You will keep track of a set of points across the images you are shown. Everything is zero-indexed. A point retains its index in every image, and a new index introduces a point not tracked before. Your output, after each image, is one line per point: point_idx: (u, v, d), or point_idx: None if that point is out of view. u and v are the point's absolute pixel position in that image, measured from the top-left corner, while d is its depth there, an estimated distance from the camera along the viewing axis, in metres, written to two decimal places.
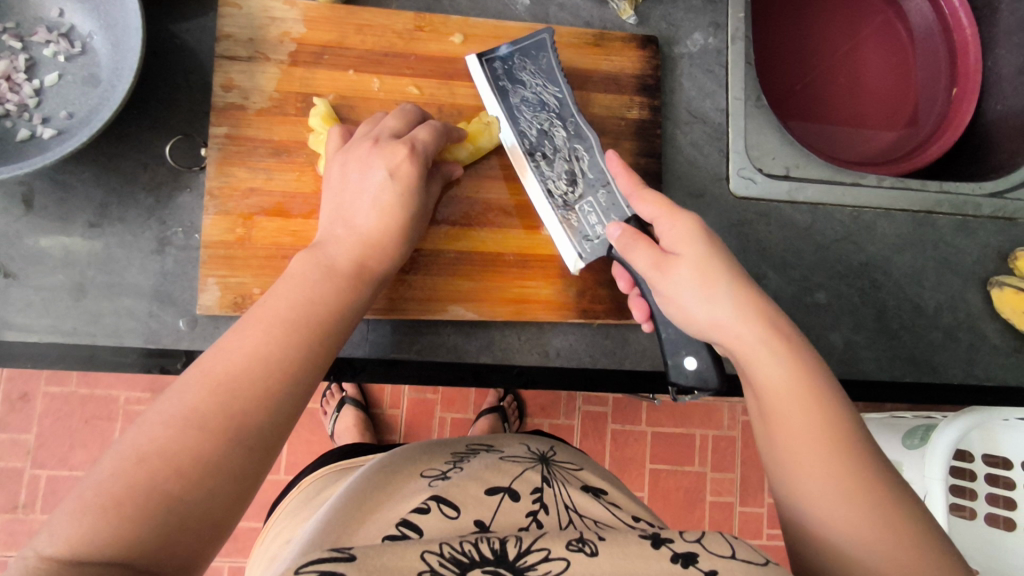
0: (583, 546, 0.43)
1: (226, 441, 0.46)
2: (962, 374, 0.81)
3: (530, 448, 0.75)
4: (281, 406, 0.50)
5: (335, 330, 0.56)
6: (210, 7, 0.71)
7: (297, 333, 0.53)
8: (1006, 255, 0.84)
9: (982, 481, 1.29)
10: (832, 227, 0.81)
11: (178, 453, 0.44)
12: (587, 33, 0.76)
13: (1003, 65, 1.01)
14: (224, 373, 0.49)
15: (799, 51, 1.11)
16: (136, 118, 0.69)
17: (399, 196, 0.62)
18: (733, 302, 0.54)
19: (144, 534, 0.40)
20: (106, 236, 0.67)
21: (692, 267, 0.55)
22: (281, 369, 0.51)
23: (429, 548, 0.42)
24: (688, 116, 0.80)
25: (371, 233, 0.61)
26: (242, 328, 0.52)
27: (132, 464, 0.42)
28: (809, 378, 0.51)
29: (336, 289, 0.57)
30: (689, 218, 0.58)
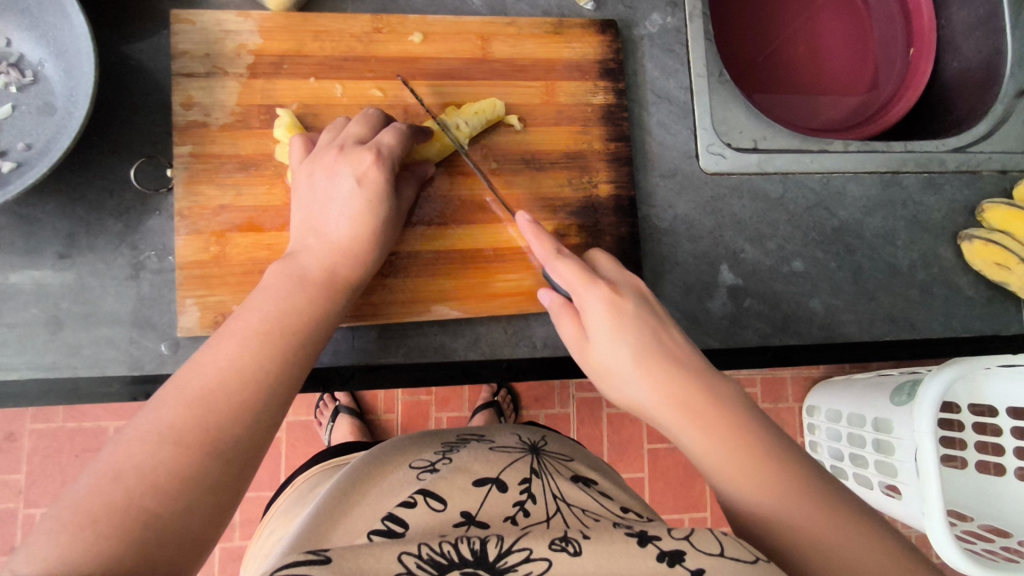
0: (566, 545, 0.42)
1: (204, 454, 0.45)
2: (941, 328, 0.83)
3: (522, 438, 0.75)
4: (258, 417, 0.50)
5: (310, 339, 0.56)
6: (162, 24, 0.70)
7: (270, 345, 0.53)
8: (973, 209, 0.86)
9: (970, 431, 1.33)
10: (802, 195, 0.82)
11: (155, 469, 0.43)
12: (545, 22, 0.76)
13: (956, 21, 1.03)
14: (200, 389, 0.48)
15: (760, 23, 1.11)
16: (96, 144, 0.68)
17: (369, 203, 0.61)
18: (647, 377, 0.55)
19: (122, 547, 0.39)
20: (77, 266, 0.66)
21: (611, 353, 0.57)
22: (257, 379, 0.51)
23: (407, 550, 0.41)
24: (654, 97, 0.80)
25: (345, 241, 0.61)
26: (218, 340, 0.52)
27: (109, 482, 0.41)
28: (738, 436, 0.51)
29: (309, 298, 0.57)
30: (599, 294, 0.59)
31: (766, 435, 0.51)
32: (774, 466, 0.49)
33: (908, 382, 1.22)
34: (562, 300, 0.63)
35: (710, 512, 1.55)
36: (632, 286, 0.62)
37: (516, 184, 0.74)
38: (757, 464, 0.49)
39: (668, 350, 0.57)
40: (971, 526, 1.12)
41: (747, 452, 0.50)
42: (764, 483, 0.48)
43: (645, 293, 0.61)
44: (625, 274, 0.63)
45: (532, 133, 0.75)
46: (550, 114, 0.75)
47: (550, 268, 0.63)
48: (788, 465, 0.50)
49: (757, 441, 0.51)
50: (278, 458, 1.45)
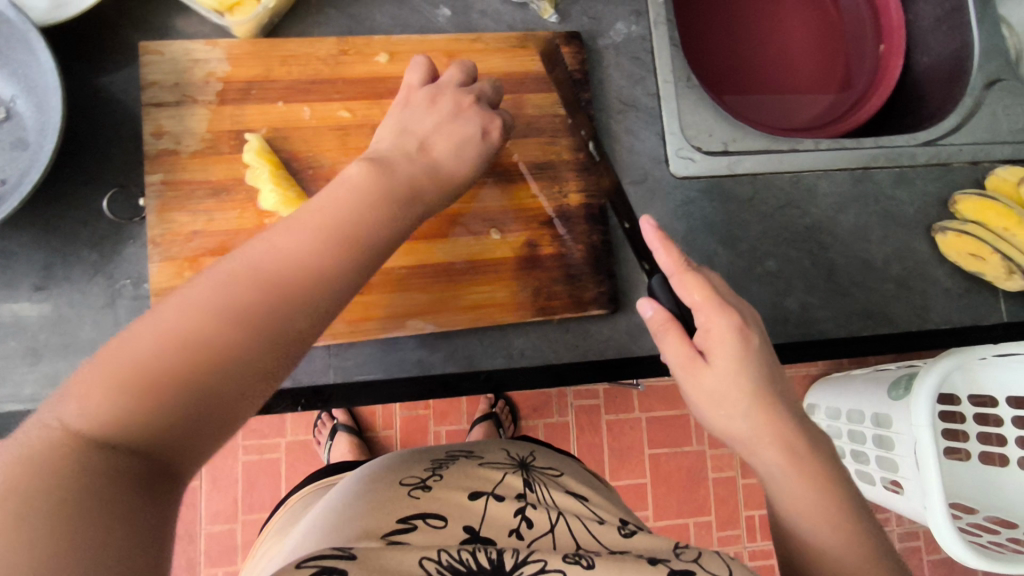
0: (580, 559, 0.48)
1: (254, 332, 0.42)
2: (918, 321, 0.84)
3: (510, 453, 0.77)
4: (312, 304, 0.45)
5: (374, 245, 0.51)
6: (131, 56, 0.71)
7: (336, 240, 0.48)
8: (946, 201, 0.87)
9: (970, 422, 1.33)
10: (773, 196, 0.83)
11: (198, 335, 0.40)
12: (510, 36, 0.77)
13: (923, 17, 1.05)
14: (262, 268, 0.44)
15: (731, 27, 1.13)
16: (69, 176, 0.68)
17: (465, 130, 0.65)
18: (758, 414, 0.57)
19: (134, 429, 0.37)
20: (54, 298, 0.67)
21: (730, 381, 0.57)
22: (319, 272, 0.46)
23: (427, 556, 0.46)
24: (621, 105, 0.81)
25: (450, 165, 0.62)
26: (290, 228, 0.47)
27: (152, 341, 0.39)
28: (832, 490, 0.56)
29: (371, 206, 0.52)
30: (731, 321, 0.57)
31: (849, 489, 0.57)
32: (857, 522, 0.55)
33: (905, 375, 1.22)
34: (668, 316, 0.62)
35: (715, 515, 1.55)
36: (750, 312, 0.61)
37: (487, 197, 0.74)
38: (844, 520, 0.55)
39: (780, 391, 0.58)
40: (978, 519, 1.11)
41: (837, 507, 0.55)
42: (840, 534, 0.54)
43: (761, 324, 0.60)
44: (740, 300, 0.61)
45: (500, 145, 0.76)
46: (518, 127, 0.76)
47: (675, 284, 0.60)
48: (865, 521, 0.56)
49: (842, 493, 0.56)
50: (277, 479, 1.45)
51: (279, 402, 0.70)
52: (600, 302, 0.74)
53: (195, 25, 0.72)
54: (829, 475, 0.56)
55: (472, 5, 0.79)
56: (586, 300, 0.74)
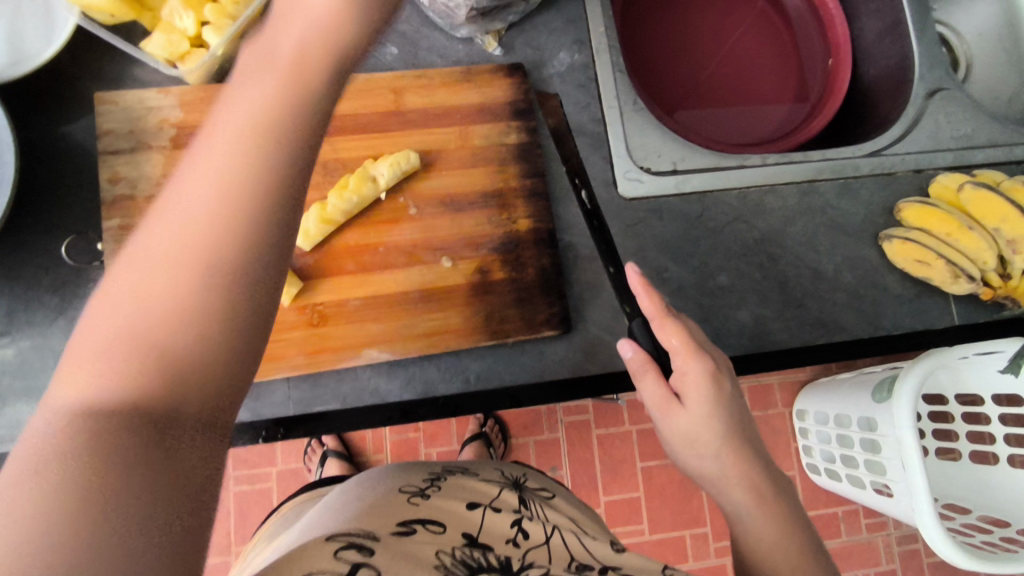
0: (586, 571, 0.54)
1: (240, 270, 0.36)
2: (870, 328, 0.85)
3: (504, 473, 0.78)
4: (284, 216, 0.39)
5: (299, 130, 0.39)
6: (88, 106, 0.74)
7: (270, 137, 0.38)
8: (892, 209, 0.89)
9: (959, 421, 1.34)
10: (721, 212, 0.85)
11: (179, 298, 0.35)
12: (456, 70, 0.80)
13: (867, 31, 1.08)
14: (208, 209, 0.36)
15: (685, 47, 1.16)
16: (29, 224, 0.71)
17: (322, 36, 0.41)
18: (728, 455, 0.60)
19: (126, 424, 0.32)
20: (17, 343, 0.69)
21: (704, 422, 0.60)
22: (265, 173, 0.38)
23: (443, 549, 0.52)
24: (567, 130, 0.84)
25: (289, 60, 0.40)
26: (206, 146, 0.38)
27: (125, 319, 0.34)
28: (794, 533, 0.58)
29: (275, 89, 0.39)
30: (706, 366, 0.61)
31: (813, 535, 0.59)
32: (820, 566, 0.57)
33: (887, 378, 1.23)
34: (646, 355, 0.65)
35: (710, 526, 1.56)
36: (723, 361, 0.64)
37: (435, 228, 0.76)
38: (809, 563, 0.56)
39: (749, 435, 0.62)
40: (970, 518, 1.12)
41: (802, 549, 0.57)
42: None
43: (733, 372, 0.64)
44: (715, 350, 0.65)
45: (444, 176, 0.78)
46: (464, 157, 0.79)
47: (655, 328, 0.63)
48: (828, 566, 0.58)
49: (806, 539, 0.58)
50: (268, 509, 1.46)
51: (241, 435, 0.72)
52: (552, 323, 0.76)
53: (151, 74, 0.75)
54: (791, 519, 0.59)
55: (419, 42, 0.82)
56: (538, 322, 0.76)
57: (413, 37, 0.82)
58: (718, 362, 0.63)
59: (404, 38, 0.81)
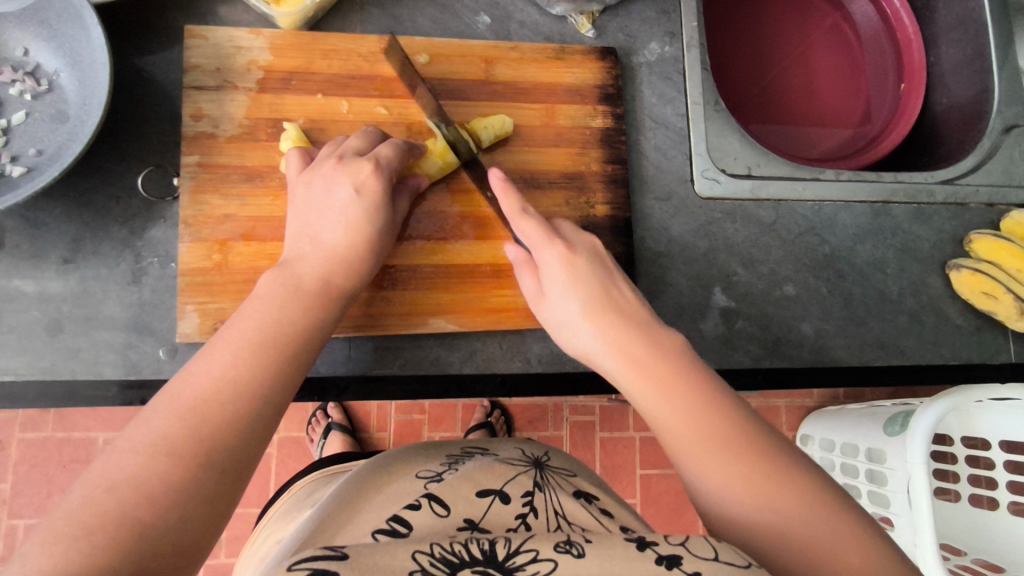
0: (570, 548, 0.42)
1: (250, 408, 0.49)
2: (928, 355, 0.85)
3: (525, 452, 0.77)
4: (253, 425, 0.49)
5: (301, 351, 0.55)
6: (176, 38, 0.72)
7: (266, 354, 0.52)
8: (961, 239, 0.88)
9: (963, 462, 1.34)
10: (794, 222, 0.84)
11: (200, 434, 0.46)
12: (548, 47, 0.79)
13: (944, 60, 1.07)
14: (192, 398, 0.48)
15: (756, 55, 1.15)
16: (105, 151, 0.69)
17: (366, 210, 0.63)
18: (596, 326, 0.59)
19: (183, 477, 0.44)
20: (80, 271, 0.67)
21: (563, 302, 0.62)
22: (254, 394, 0.50)
23: (420, 548, 0.42)
24: (651, 122, 0.83)
25: (339, 247, 0.61)
26: (209, 352, 0.51)
27: (146, 456, 0.43)
28: (671, 379, 0.54)
29: (303, 308, 0.57)
30: (557, 249, 0.63)
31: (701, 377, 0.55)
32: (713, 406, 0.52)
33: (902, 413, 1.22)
34: (524, 253, 0.67)
35: None
36: (587, 245, 0.66)
37: None
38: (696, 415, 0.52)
39: (646, 328, 0.58)
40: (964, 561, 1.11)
41: (680, 388, 0.53)
42: (736, 470, 0.48)
43: (599, 251, 0.66)
44: (583, 236, 0.67)
45: (528, 152, 0.77)
46: (549, 136, 0.77)
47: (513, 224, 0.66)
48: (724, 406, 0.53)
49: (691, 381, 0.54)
50: (267, 474, 1.44)
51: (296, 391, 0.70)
52: None
53: (240, 13, 0.73)
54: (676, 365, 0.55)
55: (512, 14, 0.80)
56: None
57: (507, 9, 0.80)
58: (574, 244, 0.65)
59: (497, 8, 0.80)
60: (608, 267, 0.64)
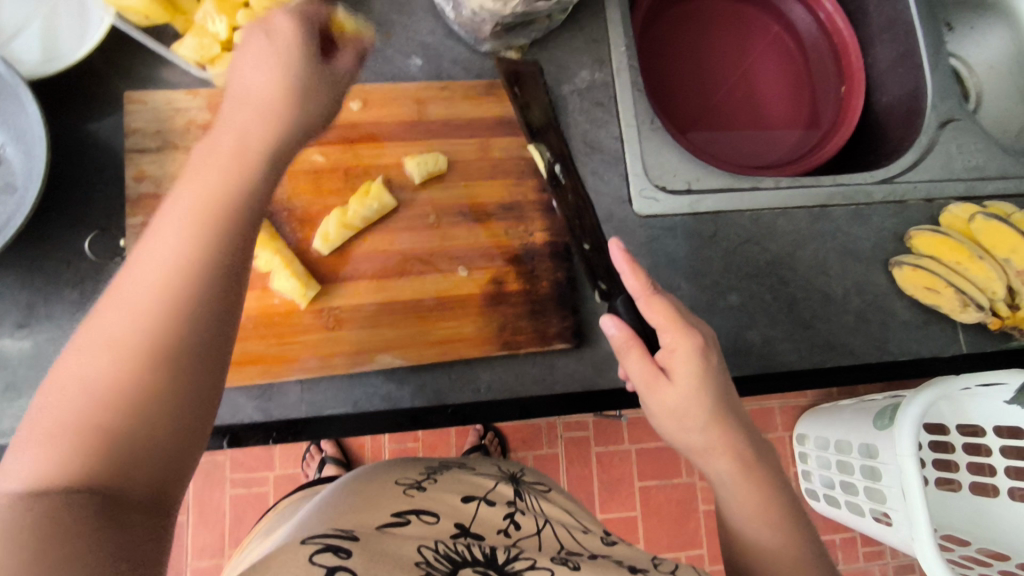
0: (566, 561, 0.51)
1: (216, 296, 0.42)
2: (878, 353, 0.86)
3: (502, 468, 0.78)
4: (218, 313, 0.42)
5: (243, 219, 0.45)
6: (117, 104, 0.75)
7: (212, 227, 0.44)
8: (902, 236, 0.90)
9: (959, 452, 1.33)
10: (734, 233, 0.86)
11: (166, 323, 0.40)
12: (478, 85, 0.82)
13: (879, 61, 1.10)
14: (151, 280, 0.41)
15: (700, 69, 1.18)
16: (53, 218, 0.72)
17: (284, 48, 0.52)
18: (716, 427, 0.59)
19: (154, 376, 0.39)
20: (34, 335, 0.69)
21: (690, 396, 0.59)
22: (206, 275, 0.42)
23: (425, 544, 0.49)
24: (586, 147, 0.85)
25: (259, 93, 0.50)
26: (159, 227, 0.43)
27: (113, 345, 0.39)
28: (770, 485, 0.59)
29: (232, 172, 0.46)
30: (693, 342, 0.60)
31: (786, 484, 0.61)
32: (790, 513, 0.58)
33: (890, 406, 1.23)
34: (630, 331, 0.64)
35: (707, 549, 1.55)
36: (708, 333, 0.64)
37: (454, 237, 0.78)
38: (780, 522, 0.58)
39: (737, 408, 0.61)
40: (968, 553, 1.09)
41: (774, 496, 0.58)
42: (789, 543, 0.57)
43: (716, 342, 0.63)
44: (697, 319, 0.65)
45: (465, 186, 0.79)
46: (485, 169, 0.80)
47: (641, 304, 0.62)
48: (802, 518, 0.59)
49: (779, 487, 0.59)
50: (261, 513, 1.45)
51: (252, 434, 0.72)
52: (564, 336, 0.77)
53: (179, 76, 0.77)
54: (768, 471, 0.60)
55: (442, 54, 0.83)
56: (549, 335, 0.76)
57: (437, 49, 0.83)
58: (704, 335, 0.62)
59: (428, 50, 0.83)
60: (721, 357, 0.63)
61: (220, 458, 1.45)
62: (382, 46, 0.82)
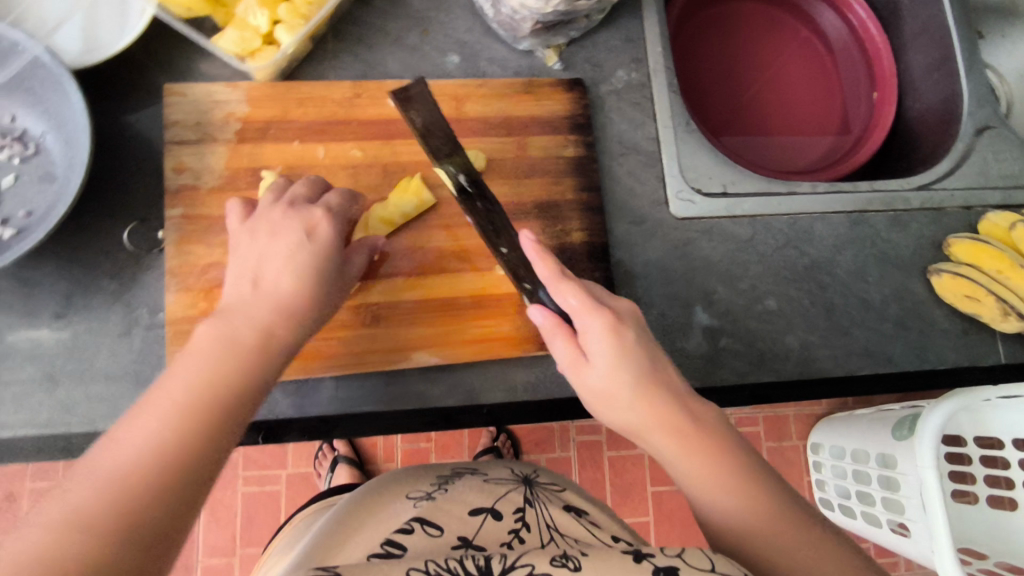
0: (566, 561, 0.46)
1: (184, 474, 0.45)
2: (916, 361, 0.85)
3: (514, 470, 0.77)
4: (191, 468, 0.46)
5: (238, 401, 0.51)
6: (156, 96, 0.75)
7: (195, 416, 0.48)
8: (940, 244, 0.89)
9: (976, 462, 1.32)
10: (771, 237, 0.85)
11: (124, 518, 0.41)
12: (516, 82, 0.81)
13: (914, 67, 1.09)
14: (115, 470, 0.43)
15: (730, 72, 1.17)
16: (92, 209, 0.71)
17: (314, 254, 0.62)
18: (643, 403, 0.58)
19: (111, 536, 0.40)
20: (72, 326, 0.69)
21: (611, 377, 0.59)
22: (184, 466, 0.45)
23: (415, 566, 0.45)
24: (622, 148, 0.84)
25: (285, 295, 0.59)
26: (135, 417, 0.47)
27: (63, 531, 0.39)
28: (721, 456, 0.56)
29: (241, 363, 0.53)
30: (602, 318, 0.61)
31: (746, 453, 0.58)
32: (752, 481, 0.55)
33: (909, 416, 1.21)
34: (557, 318, 0.64)
35: None
36: (631, 312, 0.64)
37: None
38: (738, 489, 0.55)
39: (669, 381, 0.60)
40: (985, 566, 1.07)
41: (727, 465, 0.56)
42: (755, 509, 0.54)
43: (640, 319, 0.64)
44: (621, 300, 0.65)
45: (502, 185, 0.78)
46: (523, 168, 0.79)
47: (554, 291, 0.63)
48: (768, 485, 0.56)
49: (736, 455, 0.57)
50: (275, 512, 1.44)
51: (288, 430, 0.71)
52: None
53: (218, 68, 0.76)
54: (720, 442, 0.57)
55: (479, 52, 0.83)
56: None
57: (475, 47, 0.83)
58: (620, 313, 0.63)
59: (465, 47, 0.82)
60: (643, 331, 0.63)
61: (234, 455, 1.44)
62: (420, 42, 0.81)
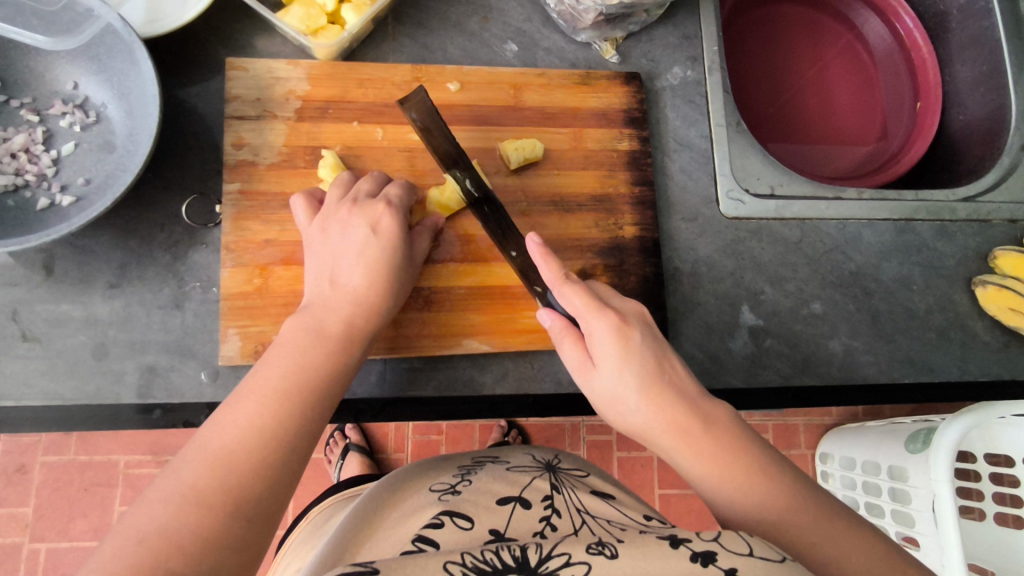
0: (602, 549, 0.41)
1: (279, 451, 0.49)
2: (957, 371, 0.85)
3: (535, 457, 0.77)
4: (280, 471, 0.49)
5: (330, 391, 0.55)
6: (216, 70, 0.75)
7: (292, 401, 0.52)
8: (985, 256, 0.89)
9: (984, 477, 1.32)
10: (819, 241, 0.85)
11: (236, 490, 0.46)
12: (574, 73, 0.81)
13: (960, 78, 1.09)
14: (220, 449, 0.48)
15: (771, 77, 1.17)
16: (150, 180, 0.71)
17: (384, 248, 0.64)
18: (650, 406, 0.57)
19: (212, 523, 0.43)
20: (126, 296, 0.69)
21: (617, 378, 0.59)
22: (280, 441, 0.50)
23: (451, 559, 0.40)
24: (676, 145, 0.84)
25: (360, 289, 0.62)
26: (238, 399, 0.51)
27: (174, 507, 0.43)
28: (736, 455, 0.55)
29: (326, 354, 0.57)
30: (606, 320, 0.60)
31: (762, 450, 0.57)
32: (770, 477, 0.54)
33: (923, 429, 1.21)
34: (563, 321, 0.64)
35: None
36: (636, 313, 0.63)
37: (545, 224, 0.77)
38: (758, 485, 0.54)
39: (677, 382, 0.59)
40: None
41: (744, 465, 0.55)
42: (778, 507, 0.52)
43: (650, 322, 0.63)
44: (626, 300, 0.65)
45: (555, 176, 0.78)
46: (577, 160, 0.79)
47: (557, 293, 0.63)
48: (785, 482, 0.54)
49: (753, 454, 0.56)
50: None
51: (338, 414, 0.71)
52: None
53: (278, 45, 0.76)
54: (736, 441, 0.56)
55: (538, 41, 0.83)
56: None
57: (533, 36, 0.83)
58: (624, 313, 0.62)
59: (524, 37, 0.82)
60: (649, 331, 0.62)
61: None
62: (479, 29, 0.81)
